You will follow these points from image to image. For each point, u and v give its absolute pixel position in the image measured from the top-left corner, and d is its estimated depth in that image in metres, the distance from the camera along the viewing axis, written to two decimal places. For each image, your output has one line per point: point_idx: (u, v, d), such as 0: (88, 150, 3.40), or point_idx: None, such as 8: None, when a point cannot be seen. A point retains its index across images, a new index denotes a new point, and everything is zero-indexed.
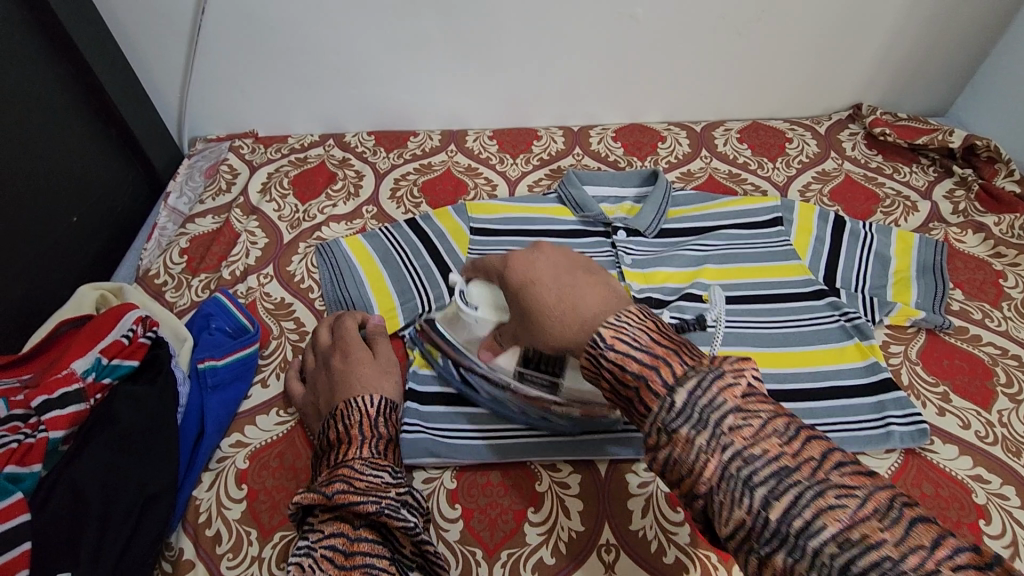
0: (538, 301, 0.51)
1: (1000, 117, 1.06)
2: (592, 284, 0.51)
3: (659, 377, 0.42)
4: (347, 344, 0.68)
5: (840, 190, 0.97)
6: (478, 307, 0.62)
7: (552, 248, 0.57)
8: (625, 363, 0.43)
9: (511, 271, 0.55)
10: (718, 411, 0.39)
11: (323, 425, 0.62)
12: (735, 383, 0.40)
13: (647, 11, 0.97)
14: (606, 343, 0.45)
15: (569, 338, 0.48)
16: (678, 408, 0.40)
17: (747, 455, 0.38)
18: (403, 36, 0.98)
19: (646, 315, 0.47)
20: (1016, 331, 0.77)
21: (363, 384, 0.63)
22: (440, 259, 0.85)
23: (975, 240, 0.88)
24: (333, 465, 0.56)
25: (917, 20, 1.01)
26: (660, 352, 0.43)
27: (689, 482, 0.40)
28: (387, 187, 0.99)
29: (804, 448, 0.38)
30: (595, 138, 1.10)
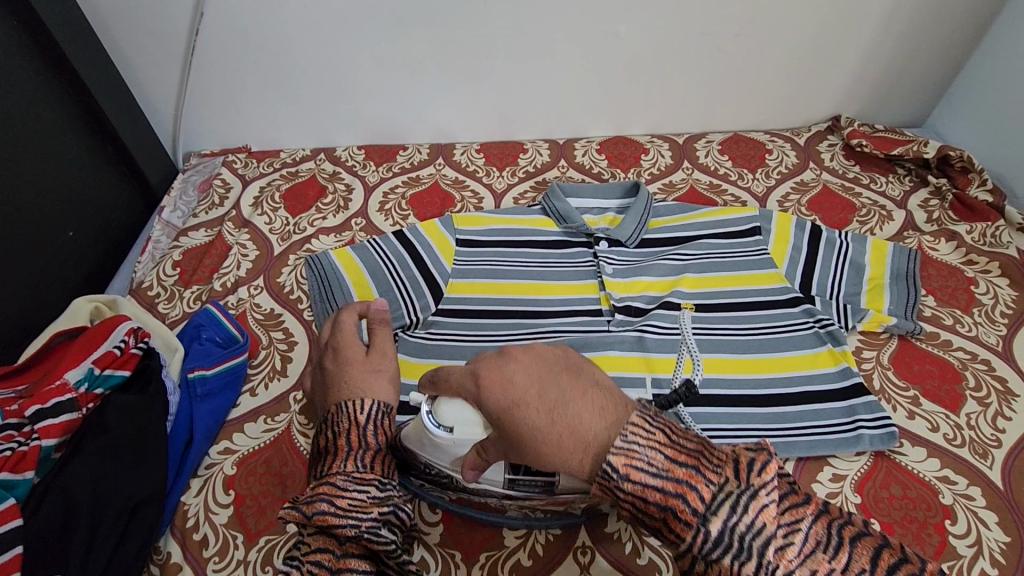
0: (529, 428, 0.47)
1: (974, 127, 1.08)
2: (581, 395, 0.47)
3: (685, 505, 0.40)
4: (341, 344, 0.67)
5: (818, 200, 1.00)
6: (451, 427, 0.53)
7: (524, 350, 0.52)
8: (644, 494, 0.41)
9: (489, 395, 0.49)
10: (759, 535, 0.38)
11: (317, 429, 0.61)
12: (768, 501, 0.39)
13: (628, 29, 1.00)
14: (621, 473, 0.41)
15: (575, 465, 0.45)
16: (714, 536, 0.39)
17: (789, 571, 0.37)
18: (392, 54, 1.02)
19: (653, 427, 0.44)
20: (986, 337, 0.79)
21: (354, 387, 0.62)
22: (427, 271, 0.88)
23: (948, 248, 0.90)
24: (319, 477, 0.55)
25: (892, 35, 1.04)
26: (681, 476, 0.41)
27: None
28: (376, 200, 1.02)
29: (852, 561, 0.38)
30: (579, 150, 1.13)
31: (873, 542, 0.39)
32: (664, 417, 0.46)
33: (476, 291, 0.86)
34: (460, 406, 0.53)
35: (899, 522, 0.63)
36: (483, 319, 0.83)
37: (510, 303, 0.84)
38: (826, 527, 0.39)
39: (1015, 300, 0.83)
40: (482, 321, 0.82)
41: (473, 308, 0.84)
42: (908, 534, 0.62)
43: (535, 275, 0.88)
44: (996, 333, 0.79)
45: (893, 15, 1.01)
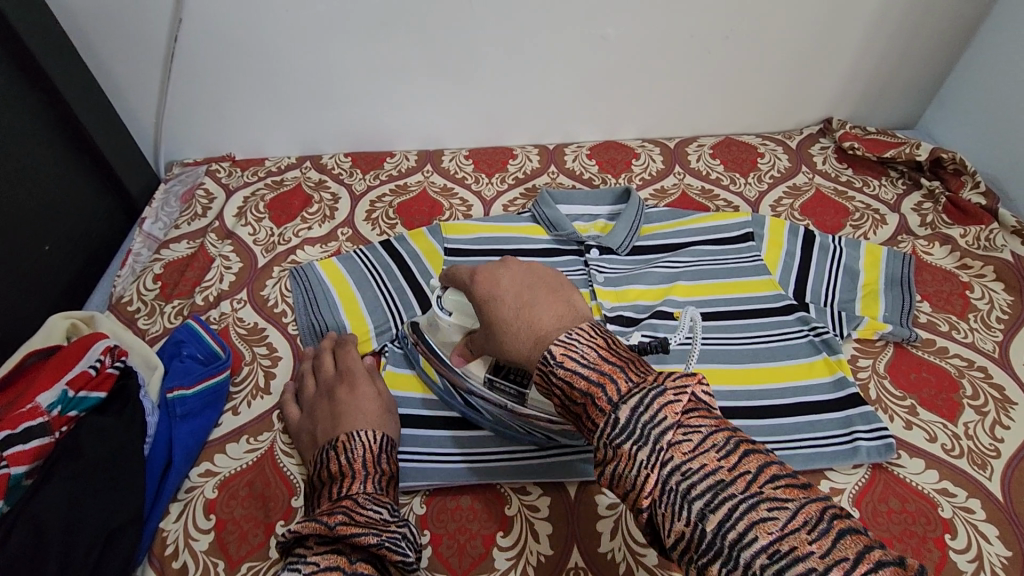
0: (498, 317, 0.54)
1: (966, 128, 1.07)
2: (551, 301, 0.53)
3: (604, 395, 0.44)
4: (351, 375, 0.68)
5: (810, 204, 0.98)
6: (451, 313, 0.65)
7: (516, 261, 0.60)
8: (574, 383, 0.45)
9: (476, 287, 0.57)
10: (659, 427, 0.41)
11: (322, 458, 0.61)
12: (676, 400, 0.41)
13: (617, 32, 0.99)
14: (557, 361, 0.46)
15: (528, 352, 0.51)
16: (622, 424, 0.42)
17: (681, 462, 0.39)
18: (377, 59, 1.00)
19: (598, 333, 0.48)
20: (982, 343, 0.78)
21: (365, 417, 0.64)
22: (415, 281, 0.86)
23: (942, 252, 0.89)
24: (334, 499, 0.56)
25: (882, 36, 1.03)
26: (608, 370, 0.45)
27: (632, 495, 0.41)
28: (362, 209, 1.00)
29: (741, 462, 0.39)
30: (569, 155, 1.11)
31: (771, 457, 0.39)
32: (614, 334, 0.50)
33: None
34: (460, 295, 0.65)
35: (899, 536, 0.61)
36: None
37: None
38: (726, 436, 0.40)
39: (1010, 305, 0.82)
40: None
41: None
42: (908, 549, 0.60)
43: None
44: (992, 339, 0.78)
45: (883, 18, 1.00)
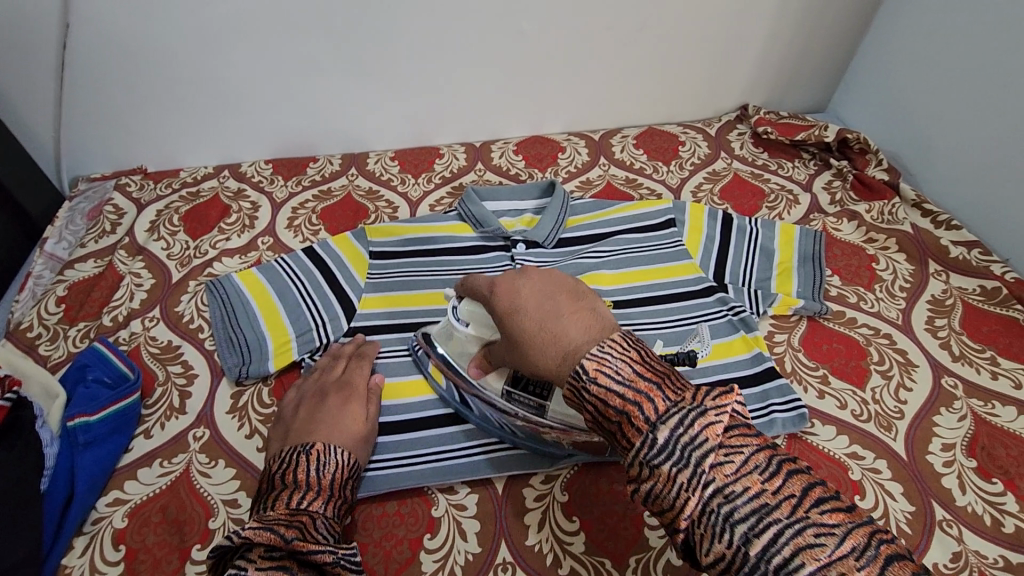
0: (522, 328, 0.54)
1: (870, 109, 1.13)
2: (574, 311, 0.53)
3: (641, 414, 0.45)
4: (351, 389, 0.68)
5: (728, 188, 1.02)
6: (467, 323, 0.67)
7: (536, 269, 0.59)
8: (608, 400, 0.47)
9: (496, 298, 0.58)
10: (700, 449, 0.43)
11: (286, 459, 0.60)
12: (716, 421, 0.44)
13: (533, 27, 0.99)
14: (589, 376, 0.48)
15: (550, 363, 0.51)
16: (661, 444, 0.44)
17: (722, 484, 0.42)
18: (291, 61, 0.97)
19: (631, 346, 0.49)
20: (887, 312, 0.82)
21: (344, 434, 0.64)
22: (339, 288, 0.84)
23: (850, 228, 0.93)
24: (289, 507, 0.55)
25: (787, 24, 1.07)
26: (644, 388, 0.46)
27: (671, 515, 0.43)
28: (284, 216, 0.97)
29: (786, 485, 0.41)
30: (496, 152, 1.11)
31: (815, 481, 0.42)
32: (646, 345, 0.50)
33: (391, 305, 0.83)
34: (477, 304, 0.66)
35: None
36: (398, 334, 0.80)
37: (427, 316, 0.82)
38: (768, 456, 0.43)
39: (913, 273, 0.86)
40: (397, 336, 0.80)
41: (389, 323, 0.81)
42: None
43: (451, 284, 0.86)
44: (896, 307, 0.83)
45: (784, 6, 1.04)
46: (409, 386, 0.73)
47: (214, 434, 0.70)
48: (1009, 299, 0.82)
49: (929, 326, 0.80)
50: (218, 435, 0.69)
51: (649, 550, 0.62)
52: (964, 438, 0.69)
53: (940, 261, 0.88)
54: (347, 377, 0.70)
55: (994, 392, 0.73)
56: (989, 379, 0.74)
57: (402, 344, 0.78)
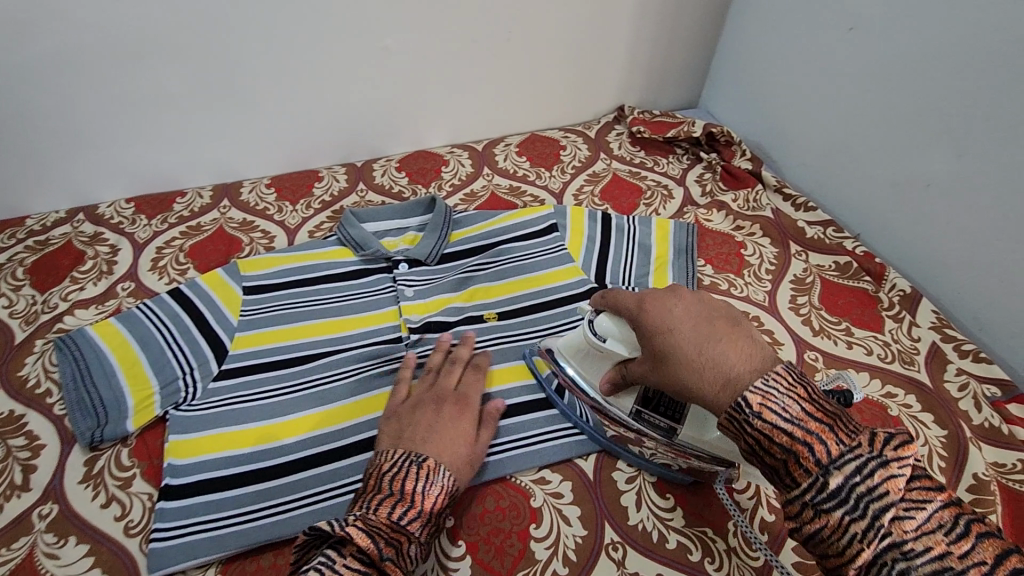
0: (674, 344, 0.55)
1: (732, 104, 1.20)
2: (733, 339, 0.54)
3: (811, 454, 0.46)
4: (465, 405, 0.67)
5: (608, 189, 1.04)
6: (605, 338, 0.64)
7: (690, 292, 0.60)
8: (774, 434, 0.48)
9: (646, 317, 0.59)
10: (880, 502, 0.43)
11: (398, 463, 0.58)
12: (898, 474, 0.44)
13: (399, 43, 0.98)
14: (754, 411, 0.49)
15: (710, 391, 0.53)
16: (832, 490, 0.45)
17: (900, 538, 0.42)
18: (139, 94, 0.90)
19: (795, 382, 0.50)
20: (755, 295, 0.87)
21: (457, 451, 0.62)
22: (209, 329, 0.79)
23: (720, 218, 0.98)
24: (391, 519, 0.53)
25: (648, 27, 1.11)
26: (814, 428, 0.47)
27: (836, 561, 0.45)
28: (147, 258, 0.91)
29: (974, 551, 0.41)
30: (378, 171, 1.08)
31: (1005, 547, 0.41)
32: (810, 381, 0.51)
33: (266, 341, 0.78)
34: (617, 319, 0.64)
35: (691, 491, 0.67)
36: (277, 372, 0.75)
37: (305, 348, 0.78)
38: (953, 516, 0.43)
39: (777, 256, 0.92)
40: (271, 375, 0.75)
41: (262, 361, 0.76)
42: (699, 500, 0.66)
43: (332, 312, 0.83)
44: (763, 290, 0.87)
45: (643, 9, 1.08)
46: (286, 426, 0.70)
47: (65, 507, 0.64)
48: (859, 272, 0.89)
49: (793, 305, 0.85)
50: (69, 509, 0.64)
51: (536, 564, 0.61)
52: None
53: (799, 241, 0.94)
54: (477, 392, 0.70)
55: (849, 360, 0.78)
56: (845, 349, 0.79)
57: (278, 382, 0.74)
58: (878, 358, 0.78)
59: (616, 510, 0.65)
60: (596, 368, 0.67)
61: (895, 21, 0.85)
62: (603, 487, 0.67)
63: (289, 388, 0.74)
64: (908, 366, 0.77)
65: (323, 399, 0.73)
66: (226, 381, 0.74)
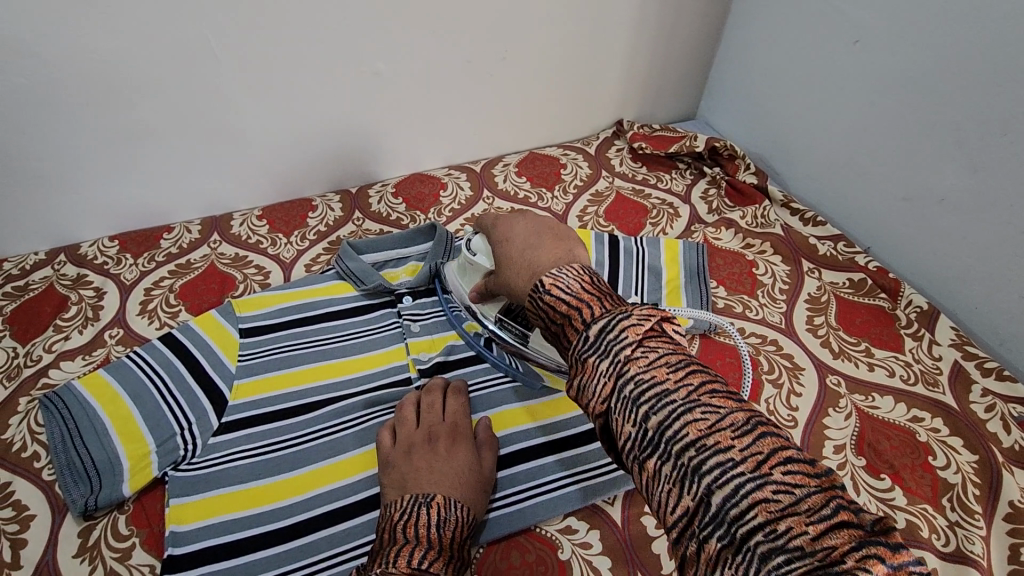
0: (505, 249, 0.63)
1: (731, 115, 1.18)
2: (554, 247, 0.60)
3: (581, 316, 0.49)
4: (456, 436, 0.67)
5: (613, 208, 1.02)
6: (476, 254, 0.73)
7: (536, 216, 0.68)
8: (556, 304, 0.51)
9: (495, 230, 0.68)
10: (621, 344, 0.46)
11: (406, 508, 0.57)
12: (640, 324, 0.46)
13: (390, 66, 0.95)
14: (545, 288, 0.53)
15: (521, 286, 0.59)
16: (591, 342, 0.47)
17: (638, 372, 0.44)
18: (117, 130, 0.86)
19: (585, 271, 0.54)
20: (771, 316, 0.85)
21: (461, 485, 0.61)
22: (206, 378, 0.75)
23: (729, 236, 0.96)
24: (412, 565, 0.49)
25: (643, 42, 1.09)
26: (587, 299, 0.50)
27: (593, 405, 0.46)
28: (135, 301, 0.86)
29: (689, 376, 0.43)
30: (374, 197, 1.05)
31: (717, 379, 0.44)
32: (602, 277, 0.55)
33: (267, 388, 0.75)
34: (485, 237, 0.73)
35: None
36: (282, 422, 0.72)
37: (308, 394, 0.75)
38: (681, 357, 0.45)
39: (789, 274, 0.90)
40: (276, 426, 0.71)
41: (264, 411, 0.73)
42: None
43: (334, 353, 0.79)
44: (778, 311, 0.85)
45: (638, 23, 1.06)
46: (293, 482, 0.67)
47: None
48: (874, 289, 0.87)
49: (810, 326, 0.83)
50: None
51: None
52: (852, 438, 0.70)
53: (812, 259, 0.92)
54: (465, 423, 0.69)
55: (872, 384, 0.76)
56: (867, 372, 0.77)
57: (282, 433, 0.71)
58: (901, 381, 0.76)
59: (648, 560, 0.63)
60: (472, 282, 0.75)
61: (901, 34, 0.83)
62: (633, 533, 0.65)
63: (294, 440, 0.70)
64: (931, 388, 0.75)
65: (330, 450, 0.70)
66: (229, 436, 0.70)
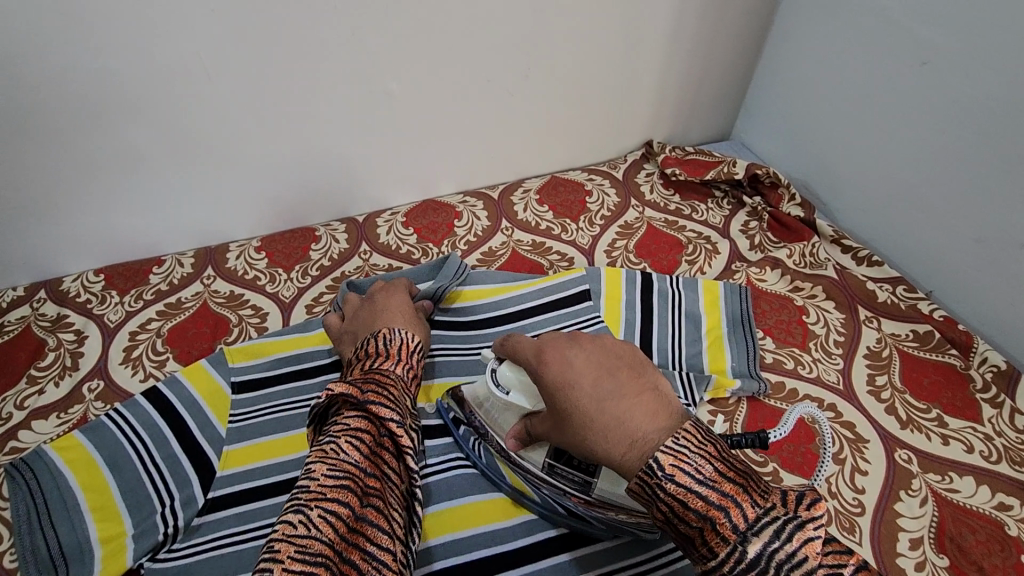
0: (578, 404, 0.51)
1: (771, 138, 1.08)
2: (638, 395, 0.50)
3: (728, 520, 0.41)
4: (393, 289, 0.73)
5: (644, 242, 0.93)
6: (509, 391, 0.61)
7: (590, 339, 0.56)
8: (688, 500, 0.42)
9: (546, 373, 0.54)
10: (798, 569, 0.39)
11: (358, 347, 0.61)
12: (814, 536, 0.40)
13: (403, 86, 0.86)
14: (666, 473, 0.43)
15: (618, 456, 0.48)
16: (749, 559, 0.40)
17: None
18: (102, 158, 0.77)
19: (706, 438, 0.45)
20: (827, 375, 0.75)
21: (405, 320, 0.66)
22: (193, 444, 0.67)
23: (775, 277, 0.86)
24: (367, 371, 0.56)
25: (678, 58, 1.00)
26: (729, 490, 0.42)
27: None
28: (118, 347, 0.78)
29: None
30: (382, 227, 0.96)
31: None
32: (719, 436, 0.46)
33: (262, 456, 0.66)
34: (518, 368, 0.61)
35: None
36: (275, 499, 0.63)
37: (307, 463, 0.66)
38: None
39: (845, 324, 0.81)
40: (270, 503, 0.63)
41: (256, 485, 0.64)
42: None
43: None
44: (835, 368, 0.76)
45: (674, 38, 0.97)
46: None
47: None
48: (943, 343, 0.77)
49: (872, 388, 0.74)
50: None
51: None
52: (929, 530, 0.61)
53: (869, 306, 0.82)
54: (401, 279, 0.76)
55: (948, 462, 0.67)
56: (941, 446, 0.68)
57: (275, 513, 0.62)
58: (981, 458, 0.67)
59: None
60: (506, 423, 0.63)
61: (978, 58, 0.73)
62: None
63: None
64: (1018, 468, 0.66)
65: None
66: (216, 516, 0.62)
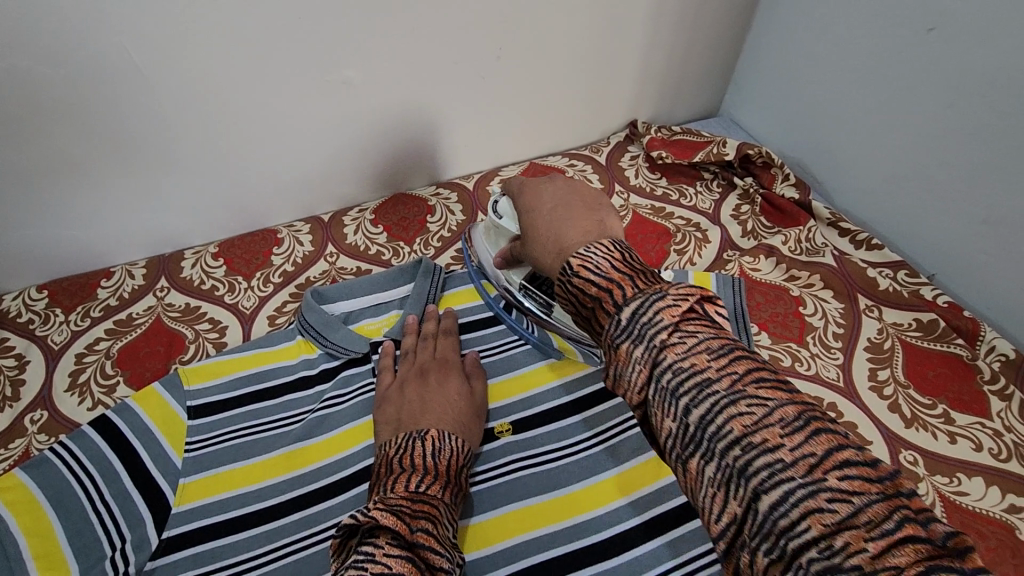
0: (532, 221, 0.58)
1: (763, 114, 1.02)
2: (584, 214, 0.55)
3: (611, 298, 0.44)
4: (446, 363, 0.69)
5: (629, 232, 0.87)
6: (502, 217, 0.70)
7: (565, 181, 0.62)
8: (586, 287, 0.46)
9: (522, 196, 0.63)
10: (658, 332, 0.41)
11: (402, 444, 0.58)
12: (675, 305, 0.42)
13: (363, 74, 0.78)
14: (573, 270, 0.47)
15: (547, 261, 0.54)
16: (624, 326, 0.42)
17: (741, 435, 0.37)
18: (29, 165, 0.70)
19: (614, 247, 0.49)
20: (826, 372, 0.71)
21: (452, 418, 0.62)
22: (145, 478, 0.61)
23: (769, 266, 0.81)
24: (410, 491, 0.53)
25: (663, 29, 0.92)
26: (618, 278, 0.45)
27: (632, 396, 0.43)
28: (64, 372, 0.72)
29: (808, 444, 0.35)
30: (350, 226, 0.90)
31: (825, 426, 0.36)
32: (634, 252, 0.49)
33: (220, 489, 0.62)
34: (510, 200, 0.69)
35: None
36: (234, 538, 0.59)
37: (271, 494, 0.62)
38: (798, 413, 0.37)
39: (844, 314, 0.76)
40: (230, 542, 0.59)
41: (215, 521, 0.60)
42: None
43: (302, 435, 0.66)
44: (835, 363, 0.71)
45: (657, 10, 0.89)
46: None
47: None
48: (949, 332, 0.72)
49: (874, 384, 0.69)
50: None
51: None
52: None
53: (871, 294, 0.77)
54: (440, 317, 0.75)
55: (957, 462, 0.63)
56: (950, 446, 0.64)
57: (238, 553, 0.58)
58: (991, 457, 0.63)
59: None
60: (499, 246, 0.74)
61: (993, 20, 0.67)
62: None
63: (250, 561, 0.58)
64: None
65: (294, 574, 0.57)
66: (171, 559, 0.57)
